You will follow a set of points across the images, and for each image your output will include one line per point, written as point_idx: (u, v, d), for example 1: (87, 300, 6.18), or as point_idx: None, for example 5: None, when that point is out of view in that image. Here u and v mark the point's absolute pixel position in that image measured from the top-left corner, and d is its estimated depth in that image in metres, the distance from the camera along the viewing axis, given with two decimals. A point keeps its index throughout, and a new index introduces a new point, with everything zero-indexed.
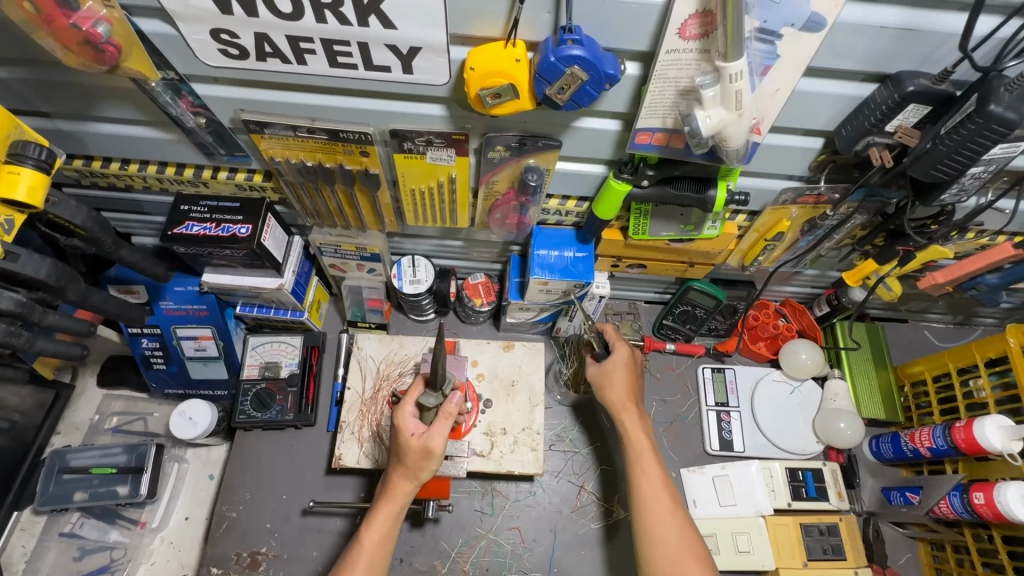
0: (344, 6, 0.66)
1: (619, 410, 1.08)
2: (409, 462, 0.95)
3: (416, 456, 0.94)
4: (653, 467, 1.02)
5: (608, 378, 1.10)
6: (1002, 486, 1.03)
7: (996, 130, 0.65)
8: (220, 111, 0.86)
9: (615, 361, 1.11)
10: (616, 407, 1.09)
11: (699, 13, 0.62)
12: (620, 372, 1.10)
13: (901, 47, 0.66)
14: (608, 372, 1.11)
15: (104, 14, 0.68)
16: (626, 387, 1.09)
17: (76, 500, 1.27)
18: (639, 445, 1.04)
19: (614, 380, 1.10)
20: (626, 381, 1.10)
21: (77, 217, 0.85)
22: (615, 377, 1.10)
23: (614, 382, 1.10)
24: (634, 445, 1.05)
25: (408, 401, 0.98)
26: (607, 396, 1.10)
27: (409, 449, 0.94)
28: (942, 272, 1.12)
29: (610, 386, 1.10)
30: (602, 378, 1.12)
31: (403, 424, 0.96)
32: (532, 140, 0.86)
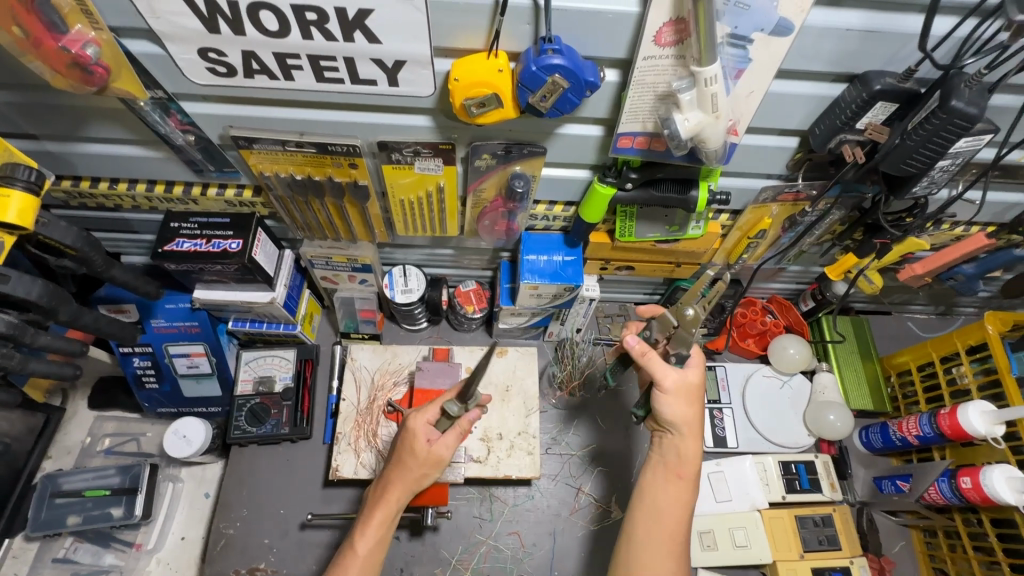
0: (330, 23, 0.67)
1: (685, 442, 0.93)
2: (410, 468, 0.92)
3: (422, 462, 0.93)
4: (672, 521, 0.90)
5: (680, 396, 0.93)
6: (987, 470, 1.06)
7: (959, 124, 0.68)
8: (209, 128, 0.87)
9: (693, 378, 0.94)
10: (688, 434, 0.93)
11: (672, 21, 0.65)
12: (697, 393, 0.94)
13: (867, 48, 0.69)
14: (691, 384, 0.93)
15: (93, 37, 0.69)
16: (695, 417, 0.94)
17: (69, 525, 1.25)
18: (672, 498, 0.91)
19: (692, 397, 0.93)
20: (699, 409, 0.95)
21: (68, 238, 0.85)
22: (694, 395, 0.94)
23: (692, 402, 0.93)
24: (666, 492, 0.91)
25: (428, 406, 0.96)
26: (672, 416, 0.93)
27: (417, 453, 0.92)
28: (921, 264, 1.15)
29: (689, 407, 0.93)
30: (680, 393, 0.92)
31: (416, 428, 0.94)
32: (518, 147, 0.88)
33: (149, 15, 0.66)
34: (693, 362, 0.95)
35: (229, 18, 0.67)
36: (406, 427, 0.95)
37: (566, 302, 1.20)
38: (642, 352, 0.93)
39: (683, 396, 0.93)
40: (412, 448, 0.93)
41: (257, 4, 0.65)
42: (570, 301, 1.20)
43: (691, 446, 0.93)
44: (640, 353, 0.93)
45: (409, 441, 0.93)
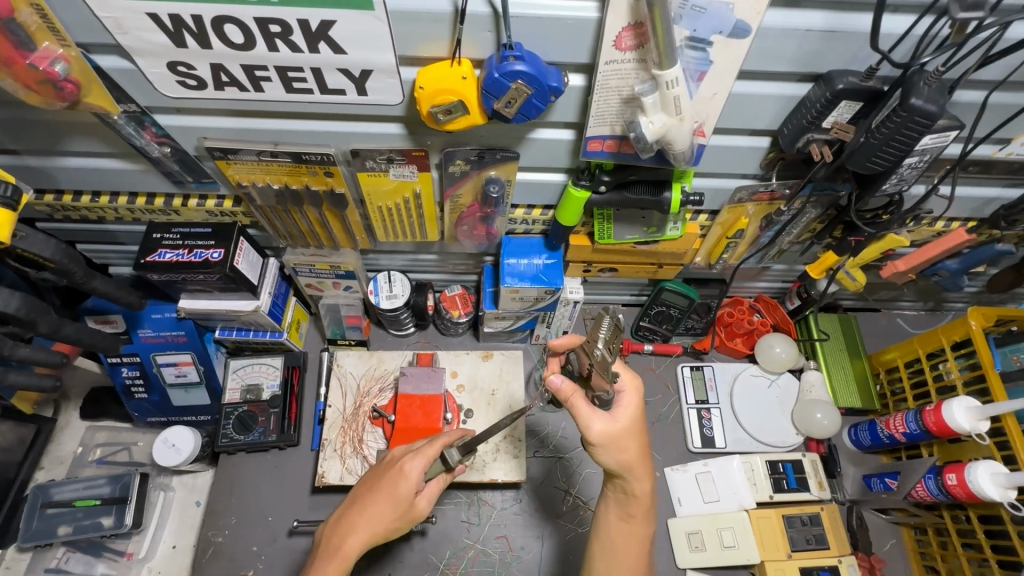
0: (293, 34, 0.68)
1: (636, 482, 0.88)
2: (384, 516, 0.88)
3: (402, 513, 0.89)
4: (631, 556, 0.91)
5: (619, 443, 0.85)
6: (972, 466, 1.06)
7: (919, 122, 0.70)
8: (184, 140, 0.88)
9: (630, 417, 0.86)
10: (640, 474, 0.87)
11: (631, 25, 0.65)
12: (632, 436, 0.85)
13: (828, 48, 0.69)
14: (623, 428, 0.85)
15: (61, 53, 0.70)
16: (641, 458, 0.87)
17: (60, 535, 1.26)
18: (631, 531, 0.91)
19: (631, 440, 0.86)
20: (643, 448, 0.87)
21: (46, 250, 0.87)
22: (630, 438, 0.85)
23: (628, 445, 0.85)
24: (626, 523, 0.92)
25: (425, 450, 0.91)
26: (610, 463, 0.86)
27: (401, 502, 0.88)
28: (902, 260, 1.14)
29: (623, 454, 0.85)
30: (616, 437, 0.84)
31: (407, 470, 0.89)
32: (491, 152, 0.89)
33: (117, 31, 0.67)
34: (624, 400, 0.87)
35: (194, 32, 0.68)
36: (399, 469, 0.90)
37: (548, 305, 1.20)
38: (567, 394, 0.85)
39: (620, 440, 0.85)
40: (397, 494, 0.88)
41: (221, 18, 0.66)
42: (552, 304, 1.20)
43: (645, 484, 0.89)
44: (564, 395, 0.85)
45: (398, 487, 0.89)
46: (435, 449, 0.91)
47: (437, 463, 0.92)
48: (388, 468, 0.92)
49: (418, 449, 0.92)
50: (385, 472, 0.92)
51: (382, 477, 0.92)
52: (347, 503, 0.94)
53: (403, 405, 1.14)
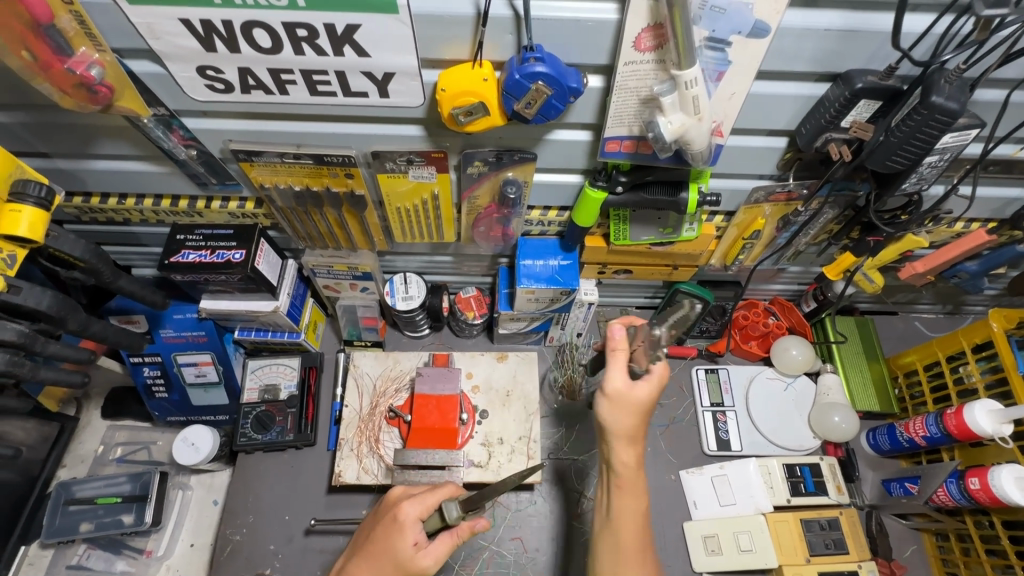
0: (320, 38, 0.70)
1: (624, 446, 0.86)
2: (382, 571, 0.84)
3: (398, 565, 0.83)
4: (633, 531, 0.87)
5: (625, 407, 0.86)
6: (995, 470, 1.04)
7: (941, 119, 0.70)
8: (210, 142, 0.90)
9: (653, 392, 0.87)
10: (628, 443, 0.87)
11: (650, 26, 0.66)
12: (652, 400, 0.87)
13: (847, 48, 0.69)
14: (635, 398, 0.86)
15: (97, 58, 0.72)
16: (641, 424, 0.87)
17: (82, 532, 1.28)
18: (626, 506, 0.87)
19: (635, 413, 0.86)
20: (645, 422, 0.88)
21: (77, 250, 0.88)
22: (643, 407, 0.86)
23: (636, 415, 0.86)
24: (619, 500, 0.88)
25: (422, 497, 0.88)
26: (616, 425, 0.86)
27: (396, 553, 0.83)
28: (921, 261, 1.13)
29: (625, 418, 0.86)
30: (627, 399, 0.86)
31: (403, 518, 0.86)
32: (509, 153, 0.90)
33: (149, 36, 0.70)
34: (653, 377, 0.87)
35: (224, 37, 0.70)
36: (395, 518, 0.86)
37: (563, 307, 1.21)
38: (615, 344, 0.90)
39: (626, 404, 0.86)
40: (391, 545, 0.84)
41: (250, 22, 0.68)
42: (567, 306, 1.21)
43: (629, 454, 0.87)
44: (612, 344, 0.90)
45: (393, 537, 0.85)
46: (439, 499, 0.88)
47: (436, 515, 0.87)
48: (384, 516, 0.89)
49: (415, 497, 0.89)
50: (381, 521, 0.88)
51: (377, 526, 0.89)
52: (349, 555, 0.91)
53: (419, 406, 1.13)
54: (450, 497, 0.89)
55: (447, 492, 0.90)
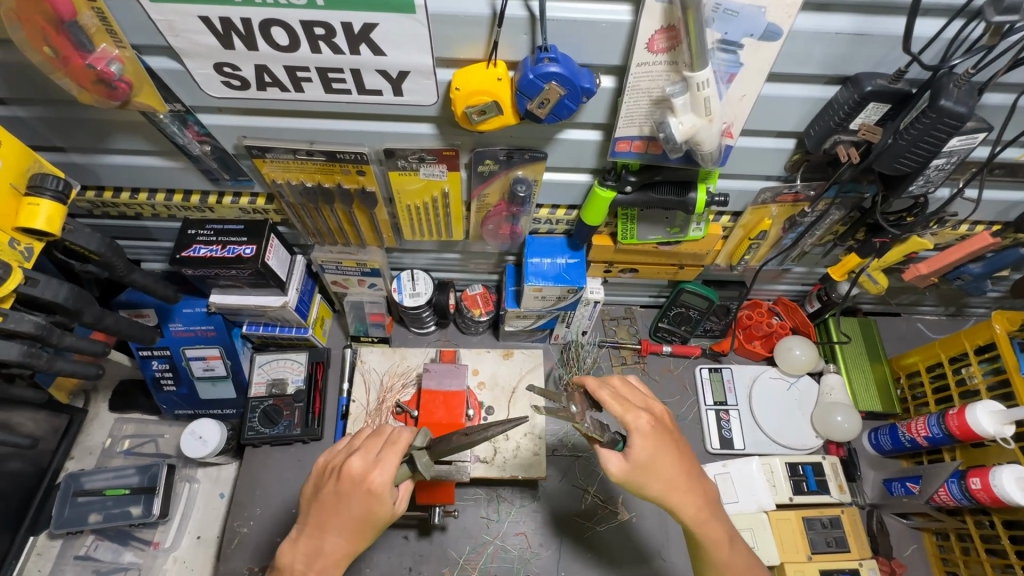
0: (337, 37, 0.71)
1: (678, 502, 0.84)
2: (365, 535, 0.84)
3: (378, 524, 0.84)
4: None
5: (645, 468, 0.81)
6: (997, 470, 1.05)
7: (949, 123, 0.71)
8: (224, 138, 0.91)
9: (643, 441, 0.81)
10: (678, 503, 0.83)
11: (664, 28, 0.67)
12: (657, 454, 0.81)
13: (857, 51, 0.70)
14: (643, 464, 0.81)
15: (116, 54, 0.73)
16: (676, 469, 0.83)
17: (91, 522, 1.30)
18: (725, 554, 0.87)
19: (657, 470, 0.82)
20: (680, 467, 0.83)
21: (92, 244, 0.89)
22: (655, 467, 0.82)
23: (657, 473, 0.82)
24: (706, 550, 0.87)
25: (389, 461, 0.82)
26: (654, 491, 0.83)
27: (380, 518, 0.83)
28: (925, 263, 1.15)
29: (654, 479, 0.82)
30: (637, 474, 0.82)
31: (378, 488, 0.81)
32: (520, 152, 0.91)
33: (169, 33, 0.71)
34: (639, 438, 0.81)
35: (243, 35, 0.71)
36: (370, 491, 0.81)
37: (570, 304, 1.21)
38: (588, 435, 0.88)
39: (640, 474, 0.82)
40: (374, 514, 0.82)
41: (269, 20, 0.69)
42: (574, 304, 1.21)
43: (689, 503, 0.84)
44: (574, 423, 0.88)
45: (375, 507, 0.82)
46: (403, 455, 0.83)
47: (404, 467, 0.85)
48: (352, 490, 0.82)
49: (380, 461, 0.82)
50: (351, 494, 0.82)
51: (347, 500, 0.82)
52: (309, 527, 0.85)
53: (426, 401, 1.14)
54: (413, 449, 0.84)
55: (408, 443, 0.85)
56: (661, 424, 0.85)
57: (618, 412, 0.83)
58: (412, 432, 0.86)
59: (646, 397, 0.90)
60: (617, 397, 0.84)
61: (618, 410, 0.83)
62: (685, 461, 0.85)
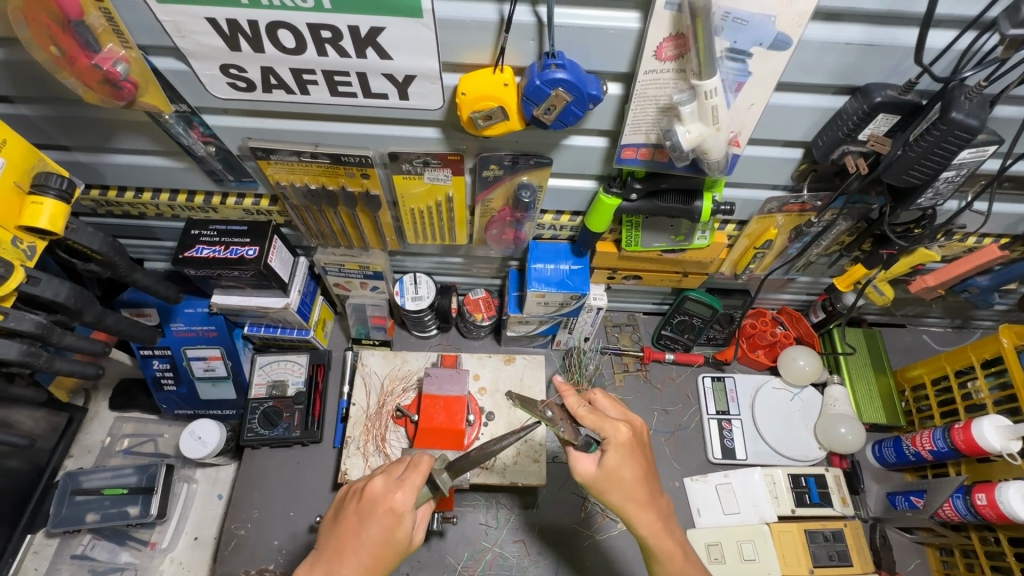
0: (343, 40, 0.71)
1: (630, 513, 0.85)
2: (384, 564, 0.83)
3: (398, 550, 0.84)
4: None
5: (614, 478, 0.83)
6: (1002, 487, 1.03)
7: (960, 135, 0.70)
8: (229, 139, 0.91)
9: (615, 450, 0.83)
10: (637, 518, 0.85)
11: (672, 36, 0.66)
12: (626, 464, 0.84)
13: (867, 62, 0.70)
14: (613, 472, 0.83)
15: (123, 54, 0.73)
16: (639, 483, 0.85)
17: (88, 522, 1.29)
18: (679, 567, 0.87)
19: (622, 481, 0.84)
20: (644, 484, 0.85)
21: (94, 243, 0.89)
22: (623, 478, 0.84)
23: (622, 485, 0.84)
24: (660, 565, 0.87)
25: (413, 482, 0.84)
26: (614, 501, 0.85)
27: (401, 542, 0.84)
28: (933, 275, 1.14)
29: (619, 490, 0.84)
30: (604, 480, 0.84)
31: (400, 509, 0.83)
32: (524, 157, 0.90)
33: (175, 34, 0.70)
34: (610, 449, 0.83)
35: (249, 37, 0.71)
36: (393, 510, 0.83)
37: (573, 311, 1.21)
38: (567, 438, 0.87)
39: (606, 482, 0.84)
40: (395, 537, 0.83)
41: (276, 23, 0.68)
42: (576, 310, 1.21)
43: (648, 520, 0.85)
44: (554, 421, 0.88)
45: (396, 529, 0.83)
46: (427, 473, 0.85)
47: (426, 488, 0.88)
48: (374, 511, 0.83)
49: (404, 482, 0.85)
50: (373, 515, 0.83)
51: (368, 522, 0.82)
52: (326, 553, 0.84)
53: (427, 406, 1.13)
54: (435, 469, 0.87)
55: (431, 462, 0.87)
56: (637, 437, 0.87)
57: (595, 423, 0.84)
58: (431, 455, 0.89)
59: (626, 409, 0.91)
60: (595, 411, 0.85)
61: (596, 422, 0.84)
62: (649, 479, 0.86)
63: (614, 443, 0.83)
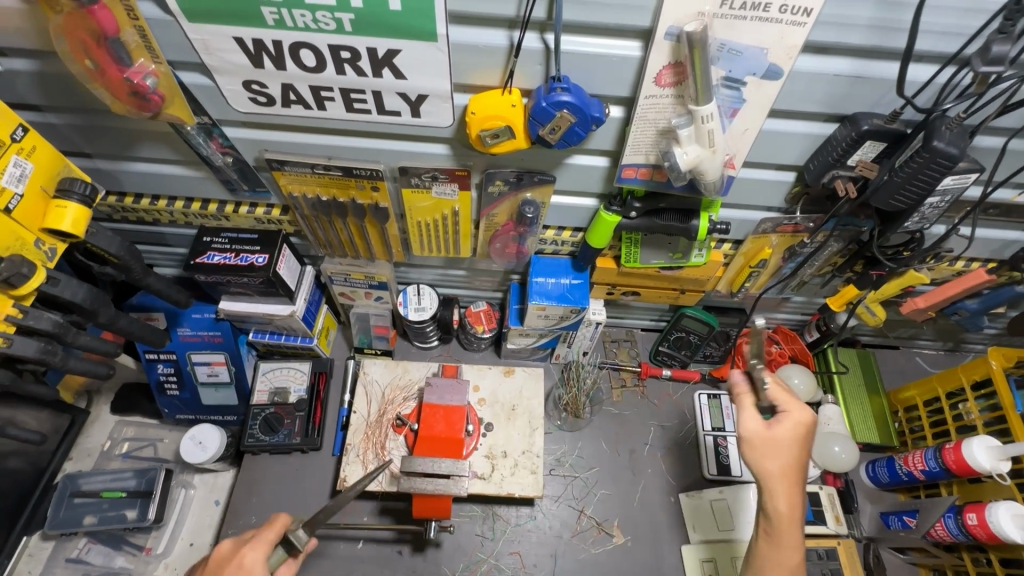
0: (362, 60, 0.75)
1: (780, 489, 0.81)
2: None
3: None
4: None
5: (772, 446, 0.82)
6: (992, 506, 1.05)
7: (942, 163, 0.74)
8: (246, 150, 0.95)
9: (791, 422, 0.84)
10: (779, 491, 0.81)
11: (671, 64, 0.70)
12: (795, 441, 0.83)
13: (854, 92, 0.74)
14: (777, 438, 0.83)
15: (152, 69, 0.78)
16: (794, 467, 0.82)
17: (85, 524, 1.30)
18: (786, 558, 0.81)
19: (789, 452, 0.83)
20: (801, 468, 0.82)
21: (112, 246, 0.92)
22: (785, 451, 0.82)
23: (781, 456, 0.82)
24: (770, 549, 0.82)
25: (261, 537, 0.87)
26: (769, 469, 0.82)
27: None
28: (923, 297, 1.17)
29: (782, 460, 0.82)
30: (764, 442, 0.83)
31: (249, 565, 0.83)
32: (529, 175, 0.94)
33: (203, 51, 0.75)
34: (784, 420, 0.84)
35: (272, 55, 0.75)
36: (237, 566, 0.83)
37: (572, 324, 1.23)
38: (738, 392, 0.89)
39: (763, 445, 0.83)
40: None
41: (299, 43, 0.73)
42: (576, 324, 1.23)
43: (783, 501, 0.81)
44: (735, 392, 0.89)
45: None
46: (280, 529, 0.88)
47: (280, 549, 0.87)
48: (228, 568, 0.84)
49: (254, 539, 0.87)
50: (220, 573, 0.83)
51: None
52: None
53: (427, 415, 1.14)
54: (288, 525, 0.88)
55: (287, 521, 0.89)
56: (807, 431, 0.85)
57: (783, 395, 0.86)
58: (288, 517, 0.90)
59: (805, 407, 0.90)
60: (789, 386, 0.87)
61: (782, 392, 0.86)
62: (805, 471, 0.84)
63: (797, 413, 0.84)
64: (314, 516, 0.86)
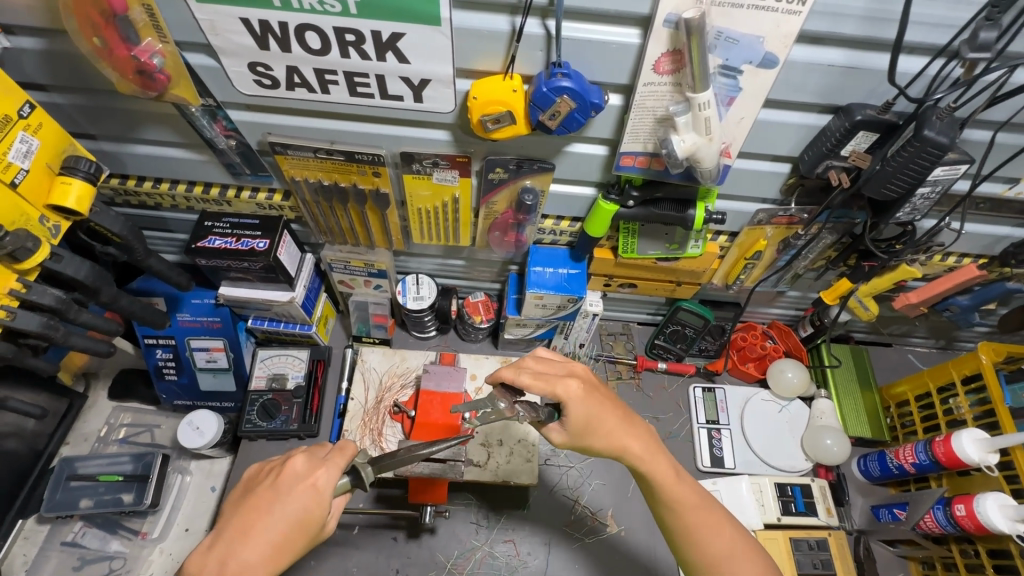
0: (366, 44, 0.76)
1: (625, 441, 0.88)
2: (295, 544, 0.81)
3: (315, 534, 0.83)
4: (690, 507, 0.88)
5: (591, 428, 0.88)
6: (980, 497, 1.06)
7: (932, 152, 0.76)
8: (249, 134, 0.96)
9: (575, 403, 0.87)
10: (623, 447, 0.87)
11: (670, 51, 0.72)
12: (594, 410, 0.87)
13: (848, 83, 0.75)
14: (583, 418, 0.87)
15: (160, 49, 0.79)
16: (617, 421, 0.88)
17: (81, 507, 1.30)
18: (676, 492, 0.88)
19: (600, 420, 0.87)
20: (616, 414, 0.89)
21: (116, 226, 0.93)
22: (598, 419, 0.87)
23: (602, 429, 0.88)
24: (657, 490, 0.88)
25: (336, 462, 0.86)
26: (602, 444, 0.88)
27: (313, 526, 0.82)
28: (915, 293, 1.19)
29: (606, 425, 0.87)
30: (586, 432, 0.88)
31: (320, 487, 0.84)
32: (528, 162, 0.95)
33: (209, 32, 0.76)
34: (574, 399, 0.87)
35: (278, 37, 0.76)
36: (311, 487, 0.83)
37: (569, 315, 1.24)
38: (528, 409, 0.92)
39: (588, 432, 0.88)
40: (310, 517, 0.82)
41: (304, 25, 0.74)
42: (572, 314, 1.24)
43: (636, 444, 0.88)
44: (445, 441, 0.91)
45: (321, 509, 0.82)
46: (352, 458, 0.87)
47: (345, 478, 0.87)
48: (295, 486, 0.83)
49: (328, 461, 0.86)
50: (291, 491, 0.82)
51: (286, 496, 0.82)
52: (232, 530, 0.81)
53: (424, 401, 1.16)
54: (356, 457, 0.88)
55: (355, 451, 0.89)
56: (590, 383, 0.91)
57: (547, 388, 0.88)
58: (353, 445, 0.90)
59: (567, 363, 0.93)
60: (538, 376, 0.89)
61: (543, 387, 0.88)
62: (619, 409, 0.91)
63: (568, 394, 0.87)
64: (390, 456, 0.89)
